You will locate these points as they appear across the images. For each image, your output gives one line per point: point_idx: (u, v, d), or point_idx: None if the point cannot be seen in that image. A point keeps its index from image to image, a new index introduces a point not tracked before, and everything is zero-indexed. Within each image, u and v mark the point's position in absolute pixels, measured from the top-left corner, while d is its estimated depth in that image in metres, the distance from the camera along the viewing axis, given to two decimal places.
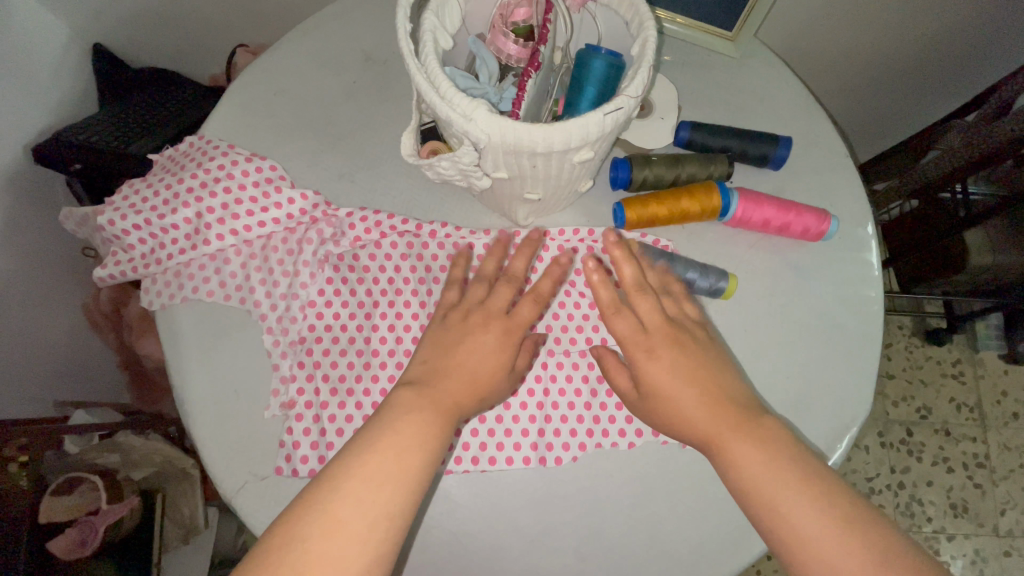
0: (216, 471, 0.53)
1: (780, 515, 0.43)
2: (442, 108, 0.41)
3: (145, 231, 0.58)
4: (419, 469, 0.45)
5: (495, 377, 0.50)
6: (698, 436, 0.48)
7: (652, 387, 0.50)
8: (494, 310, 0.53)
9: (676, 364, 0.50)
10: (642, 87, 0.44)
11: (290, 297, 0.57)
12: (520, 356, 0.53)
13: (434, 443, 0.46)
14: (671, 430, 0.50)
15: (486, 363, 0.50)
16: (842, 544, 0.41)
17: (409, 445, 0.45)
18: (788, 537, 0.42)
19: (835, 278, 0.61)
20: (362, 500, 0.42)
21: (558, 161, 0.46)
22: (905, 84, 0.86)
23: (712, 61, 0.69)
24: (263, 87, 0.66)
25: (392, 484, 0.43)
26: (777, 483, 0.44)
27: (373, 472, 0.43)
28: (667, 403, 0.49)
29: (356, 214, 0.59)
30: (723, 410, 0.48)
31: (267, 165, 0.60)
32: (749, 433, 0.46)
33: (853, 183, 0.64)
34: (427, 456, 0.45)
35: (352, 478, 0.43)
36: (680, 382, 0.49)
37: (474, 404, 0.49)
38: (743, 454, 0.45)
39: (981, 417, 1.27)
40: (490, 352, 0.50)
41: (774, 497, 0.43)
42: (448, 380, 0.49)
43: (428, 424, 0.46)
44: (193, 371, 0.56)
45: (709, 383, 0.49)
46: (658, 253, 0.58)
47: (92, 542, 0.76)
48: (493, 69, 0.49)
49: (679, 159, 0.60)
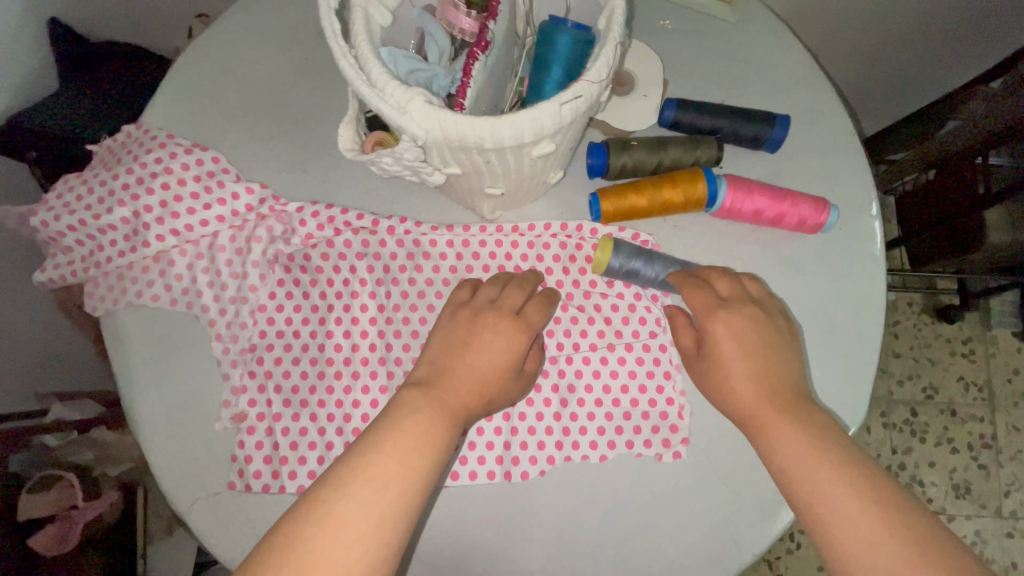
0: (167, 486, 0.51)
1: (823, 496, 0.40)
2: (372, 99, 0.36)
3: (83, 232, 0.54)
4: (423, 471, 0.41)
5: (500, 383, 0.47)
6: (745, 412, 0.46)
7: (716, 356, 0.48)
8: (506, 308, 0.49)
9: (743, 338, 0.48)
10: (606, 68, 0.38)
11: (239, 301, 0.54)
12: (528, 361, 0.50)
13: (441, 446, 0.42)
14: (722, 403, 0.48)
15: (495, 365, 0.47)
16: (885, 533, 0.38)
17: (416, 444, 0.41)
18: (830, 518, 0.40)
19: (832, 272, 0.55)
20: (366, 499, 0.39)
21: (514, 154, 0.40)
22: (927, 45, 0.77)
23: (705, 26, 0.61)
24: (207, 67, 0.60)
25: (395, 483, 0.40)
26: (822, 464, 0.41)
27: (378, 471, 0.40)
28: (727, 372, 0.47)
29: (307, 208, 0.54)
30: (779, 396, 0.46)
31: (209, 157, 0.55)
32: (802, 415, 0.44)
33: (858, 163, 0.58)
34: (429, 461, 0.41)
35: (357, 477, 0.39)
36: (743, 355, 0.47)
37: (481, 407, 0.46)
38: (798, 430, 0.43)
39: (991, 397, 1.22)
40: (497, 353, 0.47)
41: (822, 478, 0.41)
42: (460, 376, 0.46)
43: (434, 426, 0.42)
44: (140, 380, 0.53)
45: (774, 362, 0.47)
46: (636, 250, 0.52)
47: (73, 539, 0.76)
48: (444, 46, 0.43)
49: (662, 143, 0.55)
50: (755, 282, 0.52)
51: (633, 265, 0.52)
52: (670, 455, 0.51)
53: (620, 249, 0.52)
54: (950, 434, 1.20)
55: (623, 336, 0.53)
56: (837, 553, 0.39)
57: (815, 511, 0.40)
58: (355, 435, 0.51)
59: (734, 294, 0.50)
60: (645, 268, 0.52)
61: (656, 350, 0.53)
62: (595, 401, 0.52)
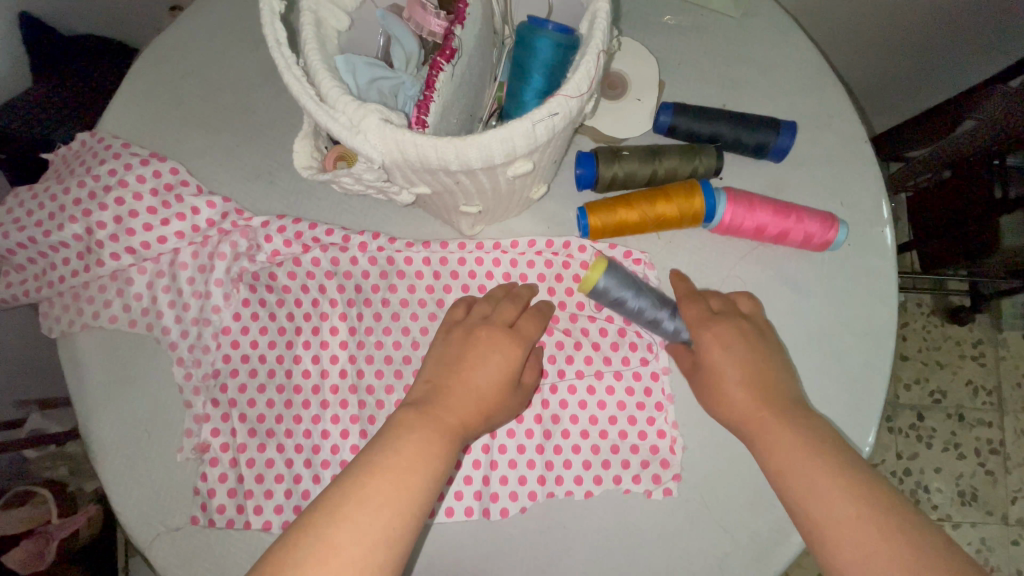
0: (126, 520, 0.48)
1: (847, 511, 0.36)
2: (321, 117, 0.32)
3: (33, 250, 0.50)
4: (421, 492, 0.37)
5: (500, 400, 0.44)
6: (745, 425, 0.43)
7: (712, 363, 0.45)
8: (502, 322, 0.45)
9: (739, 344, 0.45)
10: (587, 81, 0.33)
11: (201, 323, 0.50)
12: (528, 375, 0.47)
13: (439, 465, 0.38)
14: (719, 415, 0.45)
15: (494, 379, 0.43)
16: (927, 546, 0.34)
17: (412, 459, 0.38)
18: (857, 531, 0.36)
19: (839, 291, 0.51)
20: (359, 523, 0.35)
21: (487, 174, 0.36)
22: (943, 41, 0.71)
23: (704, 21, 0.56)
24: (168, 68, 0.56)
25: (390, 505, 0.36)
26: (842, 479, 0.38)
27: (371, 492, 0.36)
28: (724, 381, 0.44)
29: (272, 223, 0.50)
30: (796, 409, 0.42)
31: (167, 167, 0.51)
32: (805, 422, 0.42)
33: (869, 172, 0.53)
34: (425, 478, 0.38)
35: (349, 500, 0.36)
36: (746, 373, 0.44)
37: (480, 424, 0.42)
38: (809, 439, 0.40)
39: (1000, 401, 1.18)
40: (495, 368, 0.43)
41: (834, 494, 0.37)
42: (457, 390, 0.42)
43: (430, 444, 0.39)
44: (98, 408, 0.50)
45: (771, 369, 0.45)
46: (626, 279, 0.47)
47: (47, 555, 0.74)
48: (411, 49, 0.39)
49: (656, 152, 0.50)
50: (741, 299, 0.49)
51: (622, 296, 0.47)
52: (660, 492, 0.47)
53: (611, 271, 0.47)
54: (957, 439, 1.17)
55: (611, 363, 0.50)
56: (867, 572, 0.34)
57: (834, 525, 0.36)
58: (324, 468, 0.48)
59: (729, 303, 0.48)
60: (632, 297, 0.47)
61: (647, 379, 0.49)
62: (580, 433, 0.49)
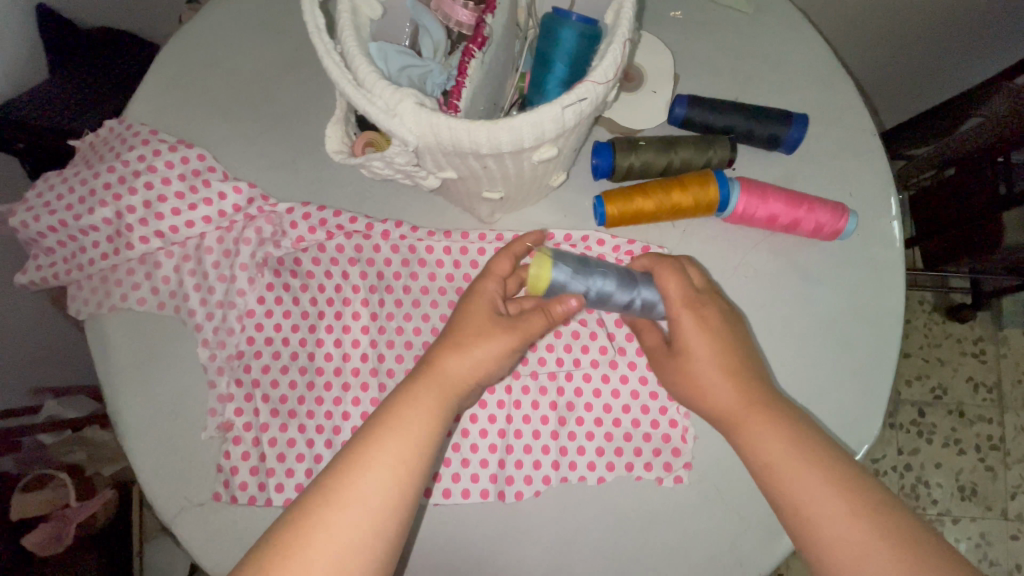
0: (153, 496, 0.49)
1: (812, 496, 0.40)
2: (358, 101, 0.33)
3: (63, 233, 0.51)
4: (390, 451, 0.40)
5: (492, 350, 0.44)
6: (719, 412, 0.45)
7: (691, 355, 0.46)
8: (493, 279, 0.46)
9: (716, 333, 0.46)
10: (613, 68, 0.35)
11: (226, 306, 0.51)
12: (530, 322, 0.45)
13: (406, 421, 0.41)
14: (695, 402, 0.47)
15: (461, 316, 0.45)
16: (884, 531, 0.37)
17: (394, 427, 0.40)
18: (819, 516, 0.39)
19: (848, 280, 0.53)
20: (334, 492, 0.38)
21: (513, 159, 0.37)
22: (949, 39, 0.73)
23: (717, 17, 0.58)
24: (192, 59, 0.57)
25: (361, 470, 0.39)
26: (797, 467, 0.41)
27: (346, 460, 0.39)
28: (701, 372, 0.46)
29: (298, 210, 0.52)
30: (760, 396, 0.44)
31: (195, 154, 0.52)
32: (778, 409, 0.44)
33: (878, 165, 0.54)
34: (420, 451, 0.40)
35: (329, 471, 0.39)
36: (713, 357, 0.45)
37: (451, 359, 0.43)
38: (780, 429, 0.43)
39: (1000, 398, 1.19)
40: (463, 308, 0.45)
41: (783, 473, 0.41)
42: (447, 356, 0.43)
43: (398, 403, 0.41)
44: (124, 387, 0.51)
45: (748, 358, 0.46)
46: (577, 264, 0.47)
47: (66, 538, 0.76)
48: (439, 39, 0.41)
49: (672, 143, 0.51)
50: (703, 273, 0.50)
51: (585, 291, 0.47)
52: (671, 480, 0.48)
53: (559, 263, 0.47)
54: (957, 435, 1.18)
55: (626, 354, 0.51)
56: (821, 554, 0.38)
57: (797, 509, 0.40)
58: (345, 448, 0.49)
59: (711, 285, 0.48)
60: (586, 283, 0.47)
61: None
62: (594, 420, 0.50)
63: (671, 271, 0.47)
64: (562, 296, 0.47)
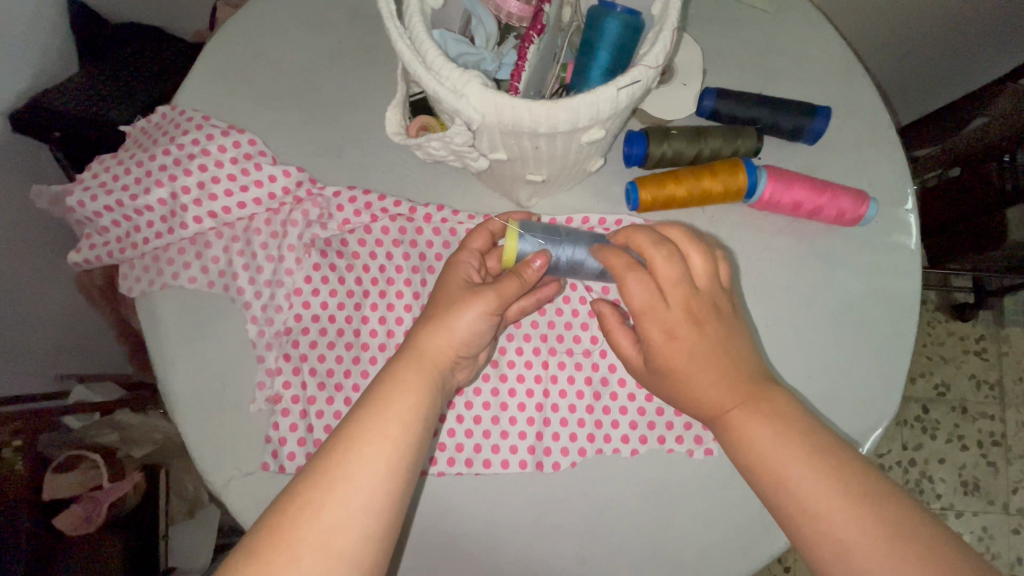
0: (203, 465, 0.51)
1: (798, 494, 0.40)
2: (428, 81, 0.36)
3: (118, 213, 0.54)
4: (376, 428, 0.40)
5: (465, 313, 0.45)
6: (704, 410, 0.45)
7: (665, 365, 0.45)
8: (468, 254, 0.50)
9: (697, 334, 0.45)
10: (663, 56, 0.38)
11: (274, 284, 0.53)
12: (505, 283, 0.46)
13: (391, 397, 0.42)
14: (681, 404, 0.47)
15: (440, 295, 0.47)
16: (873, 530, 0.38)
17: (381, 403, 0.41)
18: (804, 517, 0.39)
19: (867, 265, 0.55)
20: (323, 472, 0.38)
21: (564, 140, 0.40)
22: (957, 41, 0.76)
23: (742, 15, 0.61)
24: (239, 50, 0.60)
25: (348, 449, 0.39)
26: (788, 460, 0.41)
27: (335, 440, 0.40)
28: (681, 375, 0.45)
29: (344, 193, 0.54)
30: (745, 391, 0.44)
31: (246, 139, 0.54)
32: (760, 407, 0.44)
33: (895, 157, 0.57)
34: (404, 425, 0.41)
35: (319, 454, 0.40)
36: (694, 357, 0.44)
37: (433, 334, 0.45)
38: (762, 429, 0.43)
39: (1002, 395, 1.11)
40: (442, 288, 0.48)
41: (776, 468, 0.41)
42: (422, 332, 0.45)
43: (384, 382, 0.42)
44: (174, 361, 0.53)
45: (727, 355, 0.45)
46: (545, 233, 0.50)
47: (97, 518, 0.74)
48: (491, 30, 0.44)
49: (702, 133, 0.54)
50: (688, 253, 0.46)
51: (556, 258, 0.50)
52: (701, 452, 0.51)
53: (527, 235, 0.50)
54: (960, 431, 1.10)
55: None
56: (813, 550, 0.39)
57: (788, 508, 0.40)
58: None
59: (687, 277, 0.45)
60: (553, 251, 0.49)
61: None
62: (628, 396, 0.53)
63: (632, 280, 0.45)
64: (529, 258, 0.48)
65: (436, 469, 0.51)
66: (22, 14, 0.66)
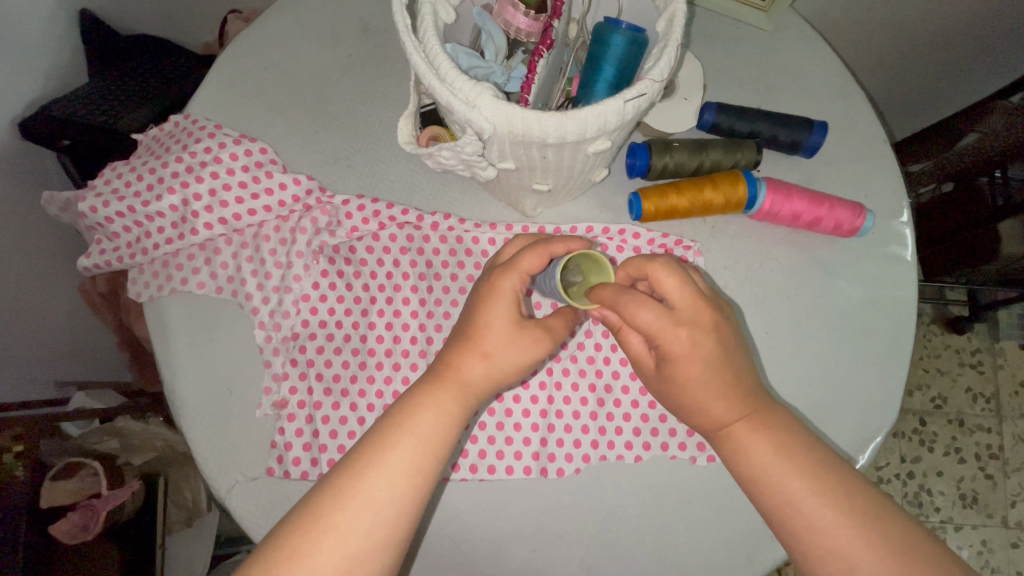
0: (208, 469, 0.51)
1: (800, 507, 0.40)
2: (442, 92, 0.37)
3: (130, 219, 0.55)
4: (408, 457, 0.40)
5: (522, 358, 0.44)
6: (716, 420, 0.44)
7: (679, 375, 0.44)
8: (518, 276, 0.43)
9: (720, 354, 0.44)
10: (667, 69, 0.39)
11: (282, 290, 0.54)
12: (554, 322, 0.46)
13: (425, 427, 0.41)
14: (683, 412, 0.46)
15: (500, 328, 0.43)
16: (868, 547, 0.38)
17: (412, 429, 0.40)
18: (802, 528, 0.40)
19: (865, 276, 0.56)
20: (349, 497, 0.38)
21: (571, 151, 0.41)
22: (950, 60, 0.78)
23: (741, 34, 0.63)
24: (253, 60, 0.61)
25: (377, 476, 0.39)
26: (798, 476, 0.41)
27: (363, 463, 0.39)
28: (694, 389, 0.44)
29: (353, 202, 0.55)
30: (758, 406, 0.44)
31: (257, 148, 0.56)
32: (762, 422, 0.44)
33: (890, 171, 0.59)
34: (436, 457, 0.41)
35: (343, 475, 0.39)
36: (717, 376, 0.43)
37: (484, 372, 0.43)
38: (769, 442, 0.43)
39: (998, 408, 1.12)
40: (501, 320, 0.43)
41: (787, 487, 0.41)
42: (467, 362, 0.43)
43: (420, 409, 0.41)
44: (181, 365, 0.53)
45: (737, 369, 0.44)
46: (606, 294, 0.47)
47: (94, 526, 0.71)
48: (500, 44, 0.45)
49: (703, 145, 0.55)
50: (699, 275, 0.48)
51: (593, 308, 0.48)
52: (704, 458, 0.51)
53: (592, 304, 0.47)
54: (958, 444, 1.10)
55: None
56: (815, 564, 0.40)
57: (792, 522, 0.41)
58: None
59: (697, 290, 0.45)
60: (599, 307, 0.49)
61: None
62: (631, 402, 0.53)
63: (643, 301, 0.42)
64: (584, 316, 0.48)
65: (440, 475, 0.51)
66: (37, 25, 0.68)
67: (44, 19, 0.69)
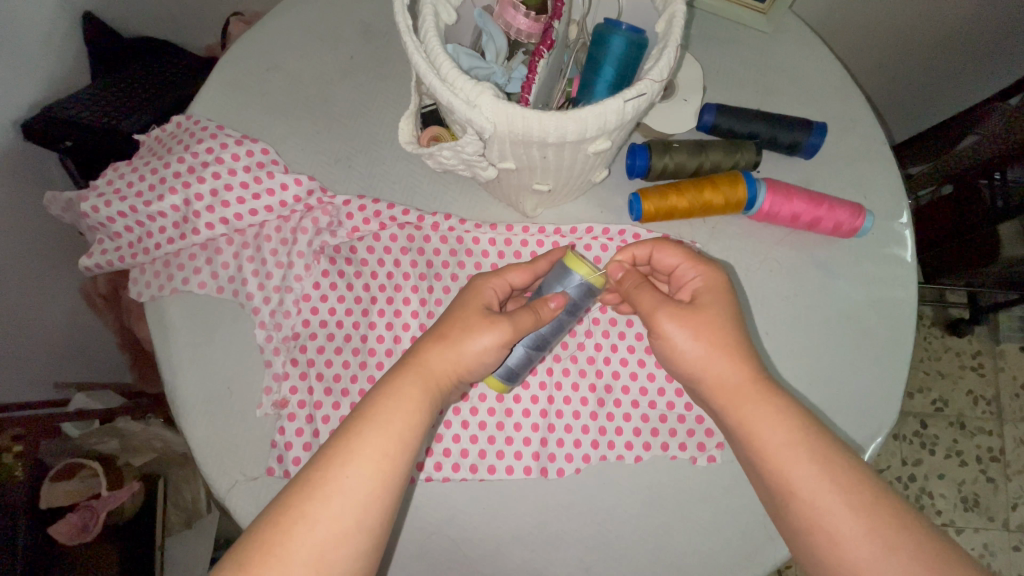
0: (207, 469, 0.51)
1: (790, 486, 0.41)
2: (442, 92, 0.37)
3: (132, 220, 0.55)
4: (374, 445, 0.40)
5: (482, 347, 0.44)
6: (726, 390, 0.44)
7: (695, 332, 0.45)
8: (498, 279, 0.48)
9: (721, 324, 0.45)
10: (667, 69, 0.39)
11: (283, 290, 0.54)
12: (520, 318, 0.45)
13: (391, 416, 0.41)
14: (694, 381, 0.46)
15: (466, 316, 0.45)
16: (861, 524, 0.38)
17: (379, 419, 0.40)
18: (806, 506, 0.40)
19: (863, 277, 0.57)
20: (317, 485, 0.38)
21: (571, 150, 0.41)
22: (949, 62, 0.78)
23: (741, 37, 0.63)
24: (254, 62, 0.61)
25: (344, 463, 0.39)
26: (799, 460, 0.41)
27: (330, 453, 0.39)
28: (703, 354, 0.45)
29: (354, 202, 0.55)
30: (767, 384, 0.44)
31: (259, 148, 0.56)
32: (772, 397, 0.43)
33: (888, 172, 0.59)
34: (404, 444, 0.41)
35: (316, 462, 0.39)
36: (723, 339, 0.45)
37: (447, 361, 0.43)
38: (753, 422, 0.43)
39: (999, 410, 1.11)
40: (464, 311, 0.45)
41: (790, 468, 0.41)
42: (431, 352, 0.43)
43: (385, 398, 0.41)
44: (180, 365, 0.53)
45: (718, 347, 0.44)
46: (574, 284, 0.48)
47: (94, 527, 0.71)
48: (501, 45, 0.45)
49: (702, 146, 0.55)
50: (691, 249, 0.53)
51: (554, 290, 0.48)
52: (704, 459, 0.51)
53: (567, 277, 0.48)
54: (959, 447, 1.10)
55: None
56: (818, 545, 0.39)
57: (796, 500, 0.40)
58: None
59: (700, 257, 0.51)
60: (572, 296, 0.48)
61: None
62: (631, 403, 0.53)
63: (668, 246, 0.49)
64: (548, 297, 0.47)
65: (440, 474, 0.51)
66: (41, 27, 0.68)
67: (48, 21, 0.69)
